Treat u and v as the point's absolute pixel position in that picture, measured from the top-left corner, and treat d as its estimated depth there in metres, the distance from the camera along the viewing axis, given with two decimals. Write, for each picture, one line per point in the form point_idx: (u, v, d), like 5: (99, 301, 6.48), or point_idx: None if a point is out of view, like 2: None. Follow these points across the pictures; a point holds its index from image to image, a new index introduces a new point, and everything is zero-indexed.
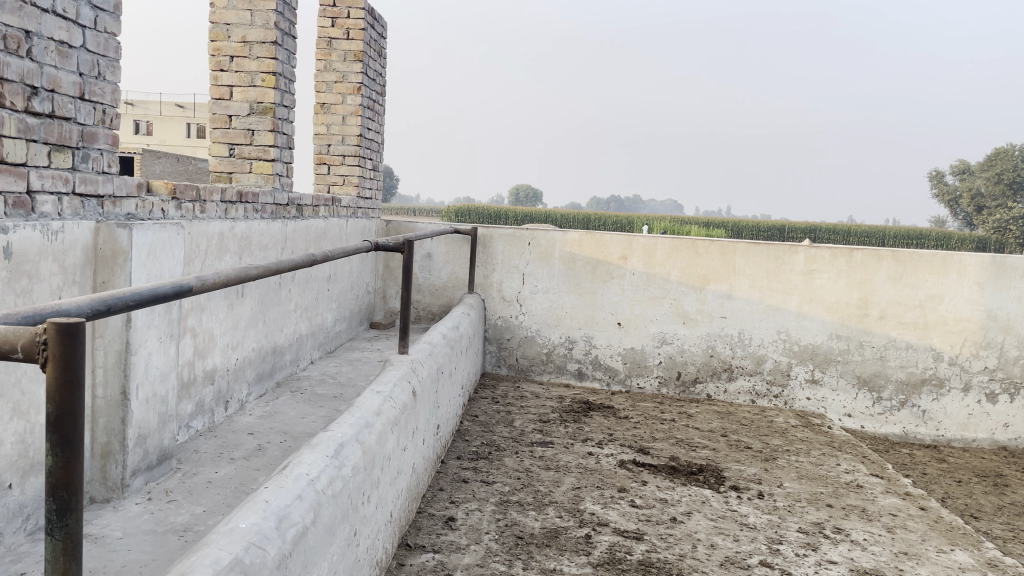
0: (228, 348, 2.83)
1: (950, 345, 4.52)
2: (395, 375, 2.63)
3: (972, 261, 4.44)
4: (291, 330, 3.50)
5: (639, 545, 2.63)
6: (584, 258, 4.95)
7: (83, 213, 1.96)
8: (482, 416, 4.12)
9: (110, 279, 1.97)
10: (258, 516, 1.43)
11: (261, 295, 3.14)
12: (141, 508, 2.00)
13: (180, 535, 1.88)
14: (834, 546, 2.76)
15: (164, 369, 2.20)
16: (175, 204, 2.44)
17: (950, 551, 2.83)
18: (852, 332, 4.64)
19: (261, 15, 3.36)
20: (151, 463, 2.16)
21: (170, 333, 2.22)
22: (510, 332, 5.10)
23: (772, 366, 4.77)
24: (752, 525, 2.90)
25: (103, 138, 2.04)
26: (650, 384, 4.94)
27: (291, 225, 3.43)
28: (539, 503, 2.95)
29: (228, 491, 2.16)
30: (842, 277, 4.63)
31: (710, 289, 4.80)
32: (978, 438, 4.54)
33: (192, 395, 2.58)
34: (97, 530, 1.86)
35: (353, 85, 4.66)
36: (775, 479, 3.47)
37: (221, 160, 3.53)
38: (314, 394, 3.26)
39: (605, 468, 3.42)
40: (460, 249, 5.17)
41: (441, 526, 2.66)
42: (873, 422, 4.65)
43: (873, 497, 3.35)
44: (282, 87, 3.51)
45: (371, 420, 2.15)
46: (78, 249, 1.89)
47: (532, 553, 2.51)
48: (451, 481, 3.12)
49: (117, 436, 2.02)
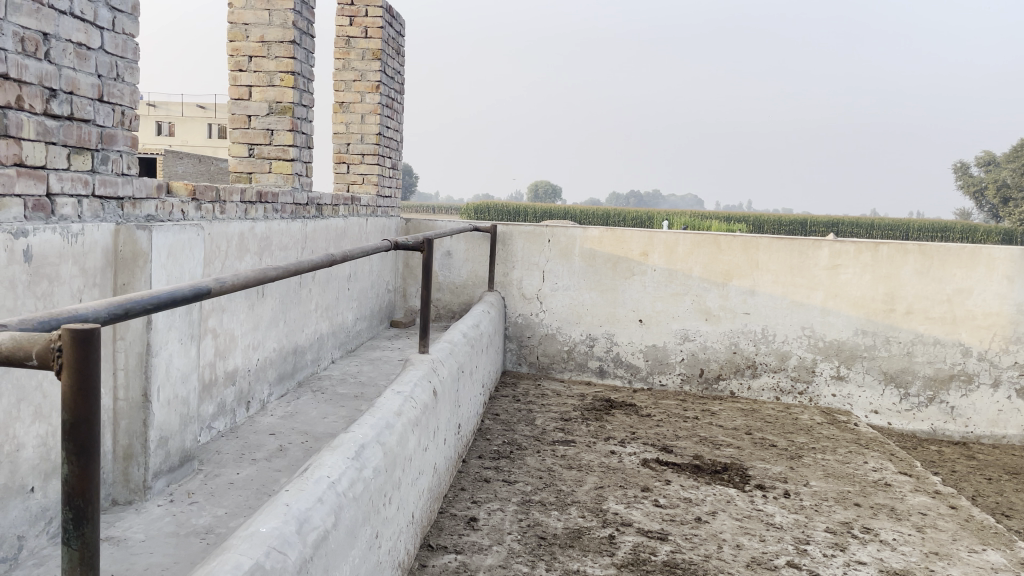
0: (249, 349, 2.83)
1: (979, 340, 4.44)
2: (415, 375, 2.61)
3: (1001, 254, 4.35)
4: (312, 329, 3.50)
5: (664, 545, 2.60)
6: (605, 254, 4.91)
7: (103, 216, 1.96)
8: (503, 415, 4.10)
9: (130, 281, 1.96)
10: (279, 521, 1.41)
11: (281, 295, 3.13)
12: (163, 510, 2.00)
13: (201, 537, 1.87)
14: (862, 546, 2.71)
15: (185, 370, 2.20)
16: (195, 205, 2.44)
17: (981, 551, 2.77)
18: (878, 327, 4.56)
19: (278, 15, 3.36)
20: (173, 464, 2.16)
21: (191, 334, 2.22)
22: (531, 330, 5.07)
23: (797, 362, 4.70)
24: (779, 525, 2.86)
25: (123, 140, 2.04)
26: (672, 381, 4.89)
27: (311, 225, 3.43)
28: (562, 503, 2.92)
29: (250, 492, 2.16)
30: (867, 273, 4.56)
31: (733, 284, 4.75)
32: (1008, 435, 4.45)
33: (214, 396, 2.58)
34: (120, 533, 1.86)
35: (372, 83, 4.64)
36: (801, 477, 3.42)
37: (241, 160, 3.52)
38: (335, 394, 3.26)
39: (628, 467, 3.39)
40: (480, 247, 5.15)
41: (462, 527, 2.65)
42: (900, 419, 4.57)
43: (901, 496, 3.29)
44: (300, 87, 3.50)
45: (392, 421, 2.13)
46: (98, 251, 1.89)
47: (555, 554, 2.48)
48: (473, 481, 3.10)
49: (139, 438, 2.02)
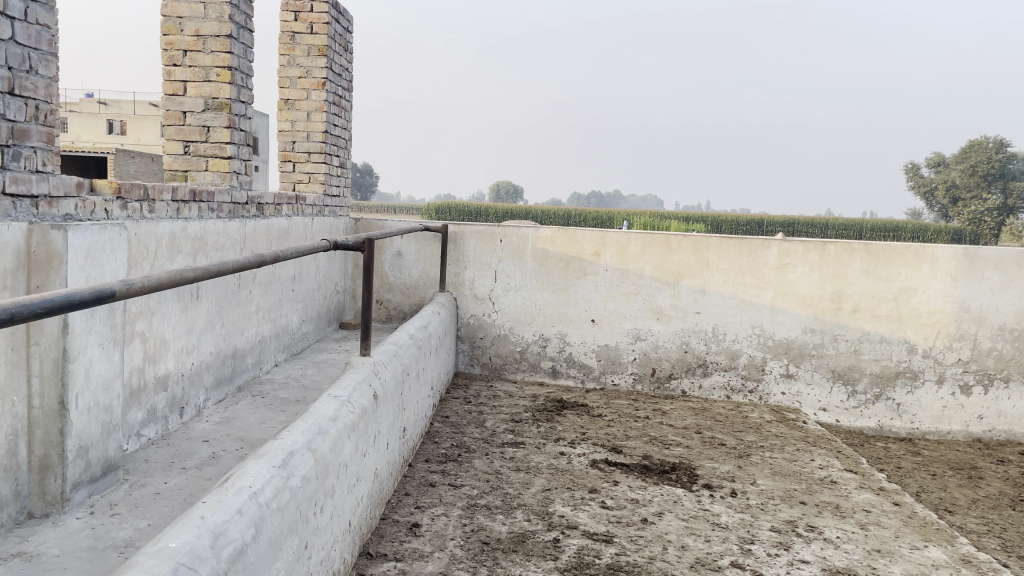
0: (182, 352, 2.74)
1: (924, 338, 4.49)
2: (355, 378, 2.54)
3: (945, 253, 4.42)
4: (252, 332, 3.40)
5: (609, 548, 2.57)
6: (557, 254, 4.89)
7: (15, 214, 1.87)
8: (453, 417, 4.04)
9: (45, 283, 1.87)
10: (191, 535, 1.34)
11: (218, 297, 3.04)
12: (82, 523, 1.91)
13: (120, 551, 1.79)
14: (806, 545, 2.72)
15: (107, 376, 2.11)
16: (121, 204, 2.35)
17: (923, 548, 2.79)
18: (826, 325, 4.60)
19: (214, 8, 3.27)
20: (95, 475, 2.07)
21: (113, 339, 2.13)
22: (483, 331, 5.03)
23: (747, 361, 4.72)
24: (724, 524, 2.85)
25: (37, 136, 1.97)
26: (625, 381, 4.88)
27: (250, 225, 3.32)
28: (508, 507, 2.88)
29: (176, 503, 2.07)
30: (815, 271, 4.60)
31: (684, 284, 4.76)
32: (953, 430, 4.52)
33: (142, 403, 2.49)
34: (33, 547, 1.77)
35: (318, 80, 4.56)
36: (748, 476, 3.43)
37: (176, 158, 3.43)
38: (276, 398, 3.17)
39: (577, 469, 3.36)
40: (431, 247, 5.09)
41: (404, 533, 2.59)
42: (848, 416, 4.62)
43: (846, 493, 3.31)
44: (238, 82, 3.41)
45: (325, 427, 2.06)
46: (8, 251, 1.80)
47: (497, 559, 2.44)
48: (418, 486, 3.04)
49: (56, 448, 1.93)
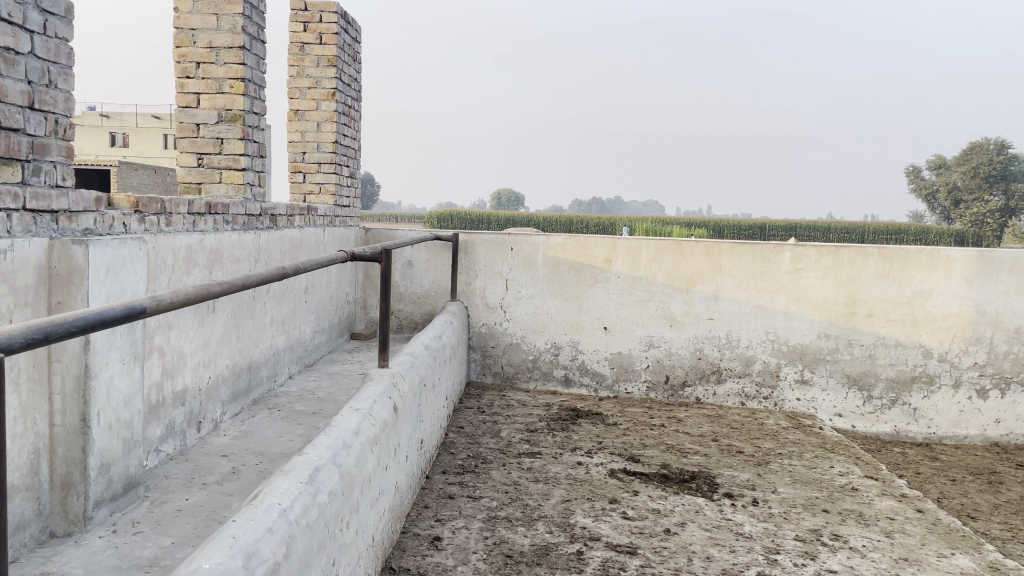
0: (199, 367, 2.71)
1: (939, 342, 4.46)
2: (375, 391, 2.51)
3: (959, 256, 4.38)
4: (267, 344, 3.38)
5: (633, 560, 2.54)
6: (568, 261, 4.86)
7: (36, 230, 1.85)
8: (468, 427, 4.01)
9: (66, 299, 1.85)
10: (224, 555, 1.31)
11: (233, 310, 3.02)
12: (106, 542, 1.89)
13: (145, 571, 1.76)
14: (832, 554, 2.68)
15: (128, 392, 2.08)
16: (138, 217, 2.34)
17: (951, 556, 2.75)
18: (840, 330, 4.57)
19: (227, 20, 3.26)
20: (117, 492, 2.05)
21: (133, 354, 2.11)
22: (494, 339, 5.00)
23: (761, 367, 4.69)
24: (748, 534, 2.82)
25: (56, 150, 1.96)
26: (638, 389, 4.85)
27: (264, 237, 3.30)
28: (529, 518, 2.85)
29: (199, 519, 2.05)
30: (829, 276, 4.57)
31: (696, 290, 4.73)
32: (970, 435, 4.49)
33: (161, 417, 2.46)
34: (57, 568, 1.74)
35: (327, 91, 4.54)
36: (769, 484, 3.39)
37: (189, 170, 3.41)
38: (292, 411, 3.14)
39: (595, 479, 3.33)
40: (441, 256, 5.07)
41: (426, 547, 2.56)
42: (864, 422, 4.59)
43: (868, 500, 3.28)
44: (251, 94, 3.40)
45: (349, 441, 2.04)
46: (30, 268, 1.79)
47: (522, 573, 2.41)
48: (436, 498, 3.01)
49: (78, 466, 1.90)
